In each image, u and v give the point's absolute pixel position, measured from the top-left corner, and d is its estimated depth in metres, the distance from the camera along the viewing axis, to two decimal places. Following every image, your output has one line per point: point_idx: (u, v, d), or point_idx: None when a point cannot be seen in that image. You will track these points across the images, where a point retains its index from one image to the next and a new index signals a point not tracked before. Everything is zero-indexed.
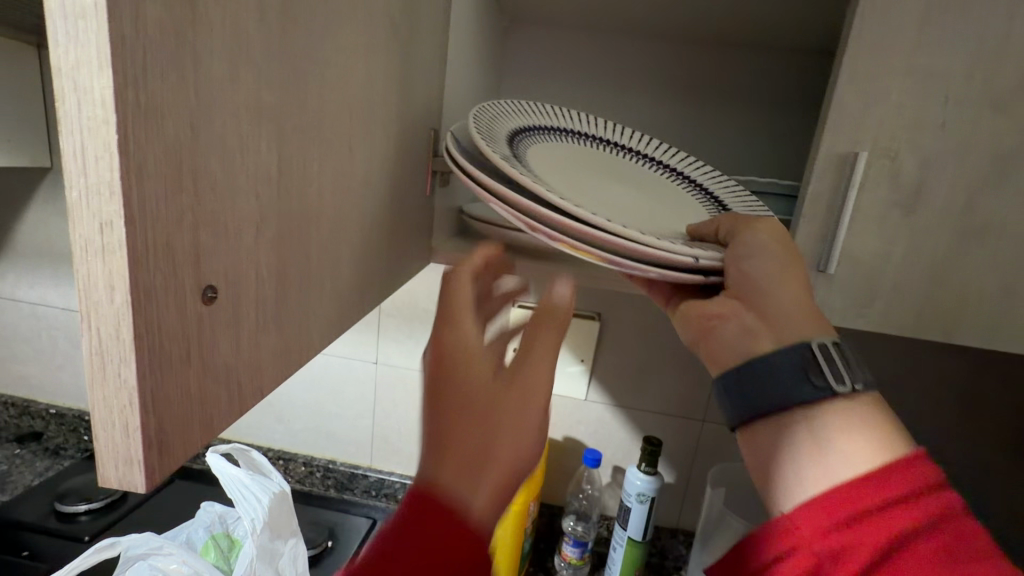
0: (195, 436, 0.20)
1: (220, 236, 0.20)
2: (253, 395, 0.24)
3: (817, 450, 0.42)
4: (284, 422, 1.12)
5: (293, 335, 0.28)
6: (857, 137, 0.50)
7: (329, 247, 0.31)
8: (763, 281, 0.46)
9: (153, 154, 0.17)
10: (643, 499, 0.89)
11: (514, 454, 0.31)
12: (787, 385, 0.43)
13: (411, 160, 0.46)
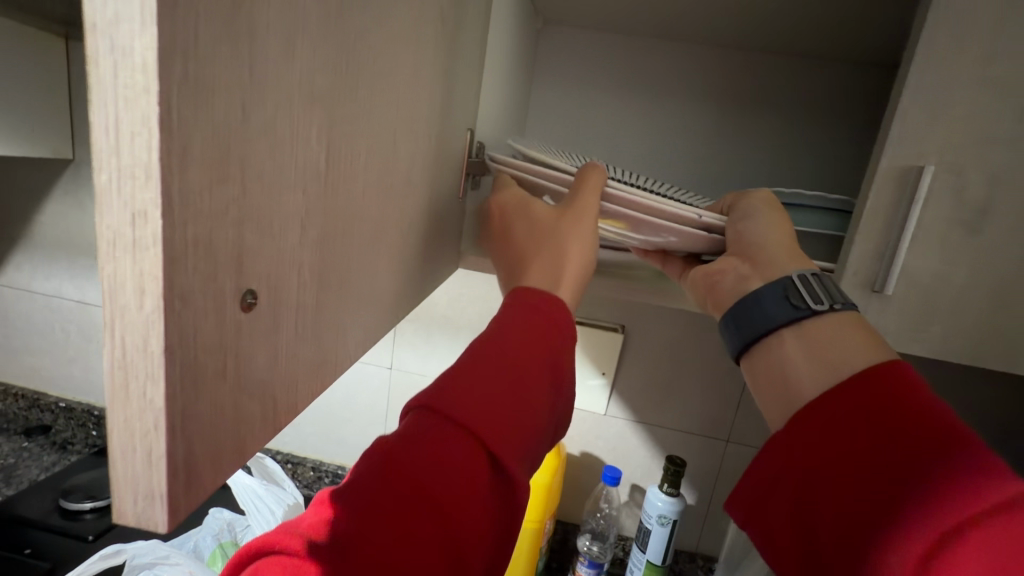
0: (225, 462, 0.17)
1: (264, 235, 0.18)
2: (287, 413, 0.22)
3: (793, 364, 0.40)
4: (294, 425, 1.10)
5: (330, 347, 0.25)
6: (922, 150, 0.47)
7: (370, 251, 0.29)
8: (758, 236, 0.45)
9: (199, 135, 0.14)
10: (664, 521, 0.85)
11: (581, 256, 0.46)
12: (770, 308, 0.42)
13: (448, 161, 0.44)
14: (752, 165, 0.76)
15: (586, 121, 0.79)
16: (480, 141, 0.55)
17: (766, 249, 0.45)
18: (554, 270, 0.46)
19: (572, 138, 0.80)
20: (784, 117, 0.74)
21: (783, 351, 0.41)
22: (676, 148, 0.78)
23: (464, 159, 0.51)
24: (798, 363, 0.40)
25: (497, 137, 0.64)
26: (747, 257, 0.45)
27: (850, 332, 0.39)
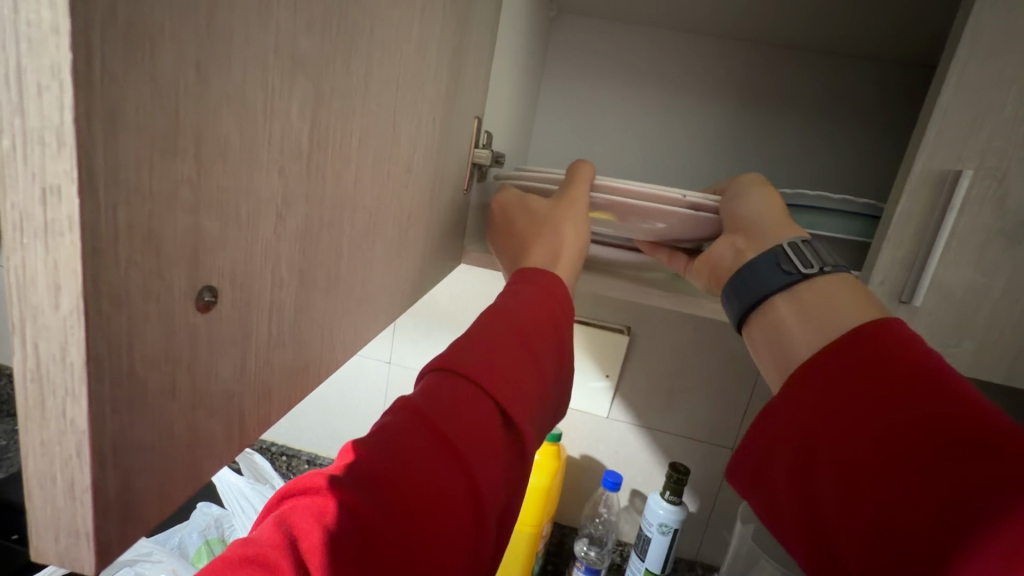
0: (175, 484, 0.16)
1: (232, 225, 0.16)
2: (258, 425, 0.20)
3: (791, 330, 0.38)
4: (289, 417, 1.08)
5: (316, 351, 0.23)
6: (960, 154, 0.44)
7: (364, 245, 0.27)
8: (750, 210, 0.44)
9: (140, 101, 0.12)
10: (665, 530, 0.83)
11: (577, 240, 0.47)
12: (762, 272, 0.40)
13: (453, 151, 0.42)
14: (770, 165, 0.73)
15: (598, 114, 0.77)
16: (488, 131, 0.53)
17: (761, 222, 0.43)
18: (553, 251, 0.47)
19: (583, 133, 0.77)
20: (805, 116, 0.70)
21: (776, 316, 0.40)
22: (691, 146, 0.75)
23: (471, 149, 0.49)
24: (790, 327, 0.38)
25: (505, 128, 0.61)
26: (740, 230, 0.43)
27: (841, 290, 0.38)
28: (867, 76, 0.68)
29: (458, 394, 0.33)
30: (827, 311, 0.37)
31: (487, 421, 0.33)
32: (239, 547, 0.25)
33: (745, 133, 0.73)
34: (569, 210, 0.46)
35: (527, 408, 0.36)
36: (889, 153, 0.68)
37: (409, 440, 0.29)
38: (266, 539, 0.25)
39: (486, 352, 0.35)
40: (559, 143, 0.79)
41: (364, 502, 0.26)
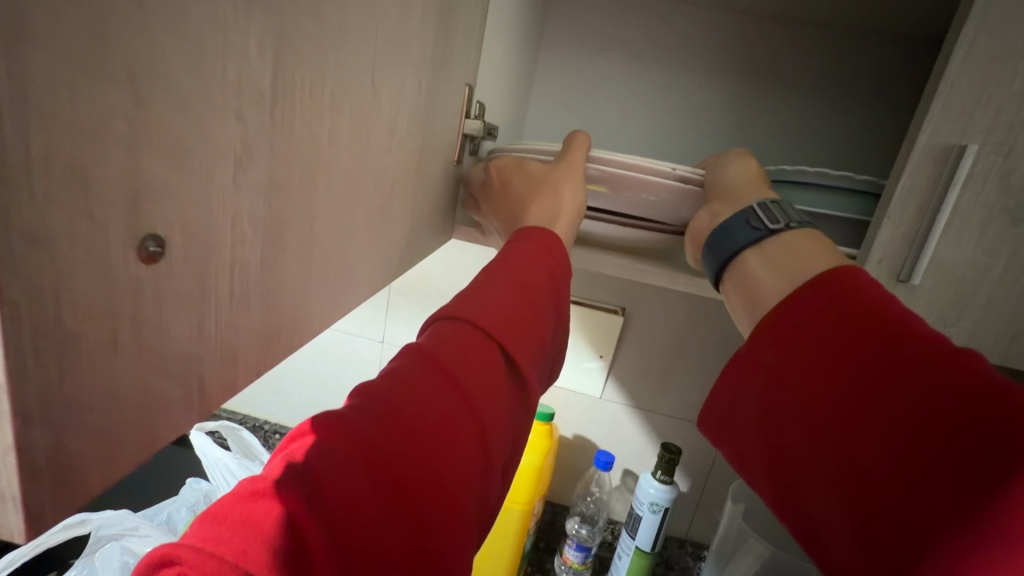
0: (118, 443, 0.16)
1: (182, 177, 0.15)
2: (223, 388, 0.19)
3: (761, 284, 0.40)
4: (282, 395, 1.07)
5: (286, 319, 0.23)
6: (965, 128, 0.42)
7: (342, 212, 0.26)
8: (732, 179, 0.47)
9: (62, 24, 0.11)
10: (656, 509, 0.83)
11: (574, 202, 0.48)
12: (732, 229, 0.43)
13: (442, 120, 0.40)
14: (770, 143, 0.71)
15: (595, 89, 0.75)
16: (480, 102, 0.51)
17: (739, 188, 0.46)
18: (553, 211, 0.48)
19: (580, 108, 0.76)
20: (807, 93, 0.69)
21: (747, 270, 0.42)
22: (690, 123, 0.73)
23: (461, 120, 0.47)
24: (760, 278, 0.40)
25: (499, 101, 0.59)
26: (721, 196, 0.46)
27: (806, 244, 0.40)
28: (873, 50, 0.66)
29: (458, 337, 0.36)
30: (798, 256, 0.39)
31: (485, 362, 0.35)
32: (249, 483, 0.25)
33: (745, 110, 0.71)
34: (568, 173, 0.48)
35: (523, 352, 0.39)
36: (893, 131, 0.67)
37: (413, 378, 0.32)
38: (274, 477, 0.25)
39: (489, 306, 0.39)
40: (555, 118, 0.77)
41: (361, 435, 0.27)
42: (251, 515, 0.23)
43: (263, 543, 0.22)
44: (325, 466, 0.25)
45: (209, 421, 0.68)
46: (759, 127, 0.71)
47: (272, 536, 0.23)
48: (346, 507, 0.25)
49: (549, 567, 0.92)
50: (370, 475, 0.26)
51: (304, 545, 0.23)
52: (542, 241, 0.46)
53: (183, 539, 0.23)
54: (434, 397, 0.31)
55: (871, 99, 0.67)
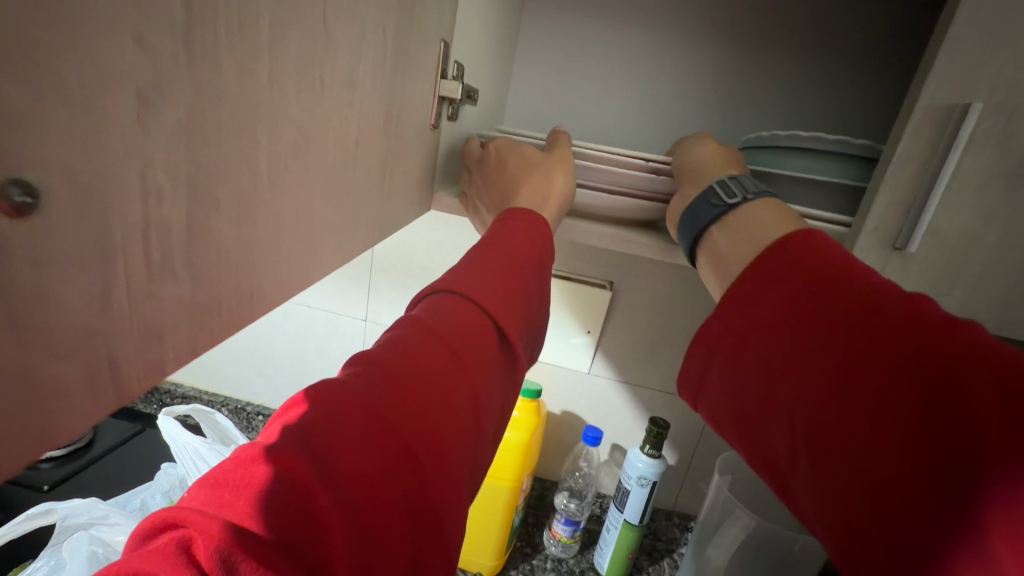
0: (10, 429, 0.14)
1: (55, 119, 0.13)
2: (145, 369, 0.18)
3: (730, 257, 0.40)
4: (265, 375, 1.05)
5: (217, 292, 0.20)
6: (968, 86, 0.40)
7: (286, 174, 0.23)
8: (693, 161, 0.48)
9: None
10: (644, 483, 0.83)
11: (565, 190, 0.48)
12: (697, 207, 0.43)
13: (413, 79, 0.37)
14: (763, 108, 0.68)
15: (582, 52, 0.71)
16: (458, 62, 0.48)
17: (702, 166, 0.47)
18: (543, 197, 0.48)
19: (565, 72, 0.72)
20: (801, 55, 0.66)
21: (714, 246, 0.42)
22: (679, 88, 0.70)
23: (437, 80, 0.43)
24: (724, 251, 0.41)
25: (478, 63, 0.56)
26: (689, 181, 0.47)
27: (764, 211, 0.40)
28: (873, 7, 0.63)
29: (458, 310, 0.35)
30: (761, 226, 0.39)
31: (481, 336, 0.35)
32: (248, 448, 0.23)
33: (737, 73, 0.68)
34: (562, 163, 0.49)
35: (519, 328, 0.38)
36: (889, 95, 0.64)
37: (411, 345, 0.31)
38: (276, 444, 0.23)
39: (483, 280, 0.37)
40: (540, 85, 0.73)
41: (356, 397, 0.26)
42: (250, 477, 0.21)
43: (254, 502, 0.20)
44: (316, 424, 0.24)
45: (178, 406, 0.65)
46: (751, 91, 0.68)
47: (258, 492, 0.21)
48: (344, 467, 0.23)
49: (538, 540, 0.93)
50: (371, 440, 0.24)
51: (297, 499, 0.21)
52: (530, 219, 0.44)
53: (182, 504, 0.21)
54: (432, 368, 0.30)
55: (867, 61, 0.64)
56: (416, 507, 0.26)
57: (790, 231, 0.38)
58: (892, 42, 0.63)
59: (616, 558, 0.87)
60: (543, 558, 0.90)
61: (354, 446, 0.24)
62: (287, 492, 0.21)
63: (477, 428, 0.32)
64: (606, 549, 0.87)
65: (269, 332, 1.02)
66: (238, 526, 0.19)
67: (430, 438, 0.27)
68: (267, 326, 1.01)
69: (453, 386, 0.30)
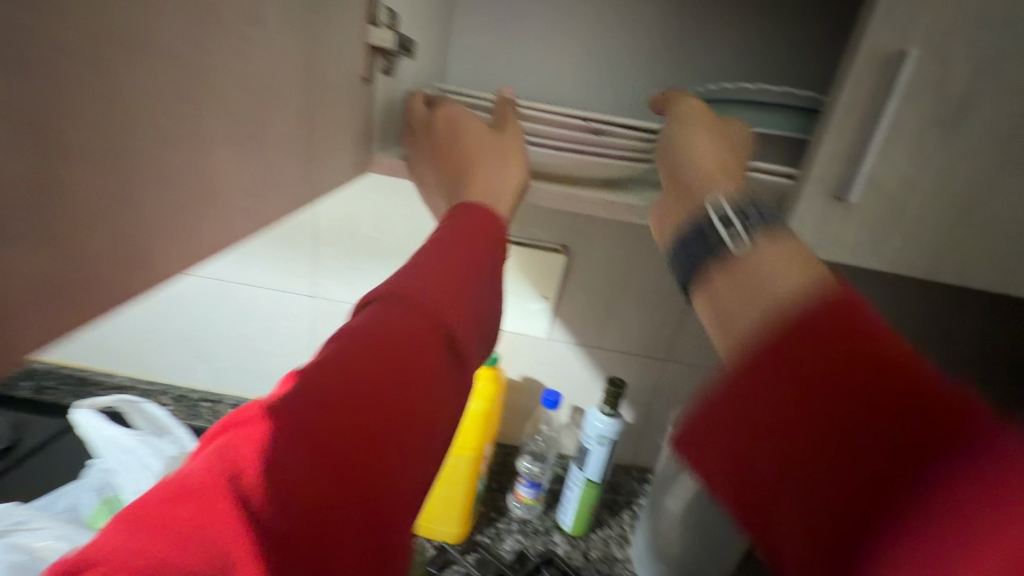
0: None
1: None
2: None
3: (733, 288, 0.35)
4: (207, 361, 0.99)
5: (53, 265, 0.18)
6: (906, 32, 0.40)
7: (138, 126, 0.20)
8: (676, 140, 0.47)
9: None
10: (603, 441, 0.85)
11: (516, 175, 0.48)
12: (699, 254, 0.39)
13: (330, 25, 0.34)
14: (710, 64, 0.68)
15: (526, 5, 0.68)
16: (391, 10, 0.44)
17: (694, 156, 0.45)
18: (498, 181, 0.48)
19: (510, 27, 0.69)
20: (746, 7, 0.65)
21: (711, 284, 0.37)
22: (627, 43, 0.68)
23: (366, 26, 0.40)
24: (723, 290, 0.36)
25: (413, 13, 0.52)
26: (673, 177, 0.46)
27: (781, 252, 0.35)
28: None
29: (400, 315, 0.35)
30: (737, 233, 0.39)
31: (422, 348, 0.34)
32: (174, 482, 0.25)
33: (684, 27, 0.67)
34: (507, 148, 0.49)
35: (468, 324, 0.39)
36: (830, 49, 0.65)
37: (353, 360, 0.31)
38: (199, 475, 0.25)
39: (425, 277, 0.38)
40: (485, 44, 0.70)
41: (297, 418, 0.27)
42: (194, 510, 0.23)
43: (176, 554, 0.22)
44: (251, 458, 0.25)
45: (105, 401, 0.63)
46: (699, 45, 0.67)
47: (201, 535, 0.23)
48: (282, 492, 0.25)
49: (502, 504, 0.94)
50: (310, 473, 0.26)
51: (233, 543, 0.23)
52: (474, 215, 0.45)
53: (99, 540, 0.22)
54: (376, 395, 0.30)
55: (809, 14, 0.64)
56: (368, 508, 0.28)
57: (816, 281, 0.31)
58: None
59: (579, 515, 0.89)
60: (508, 521, 0.91)
61: (288, 472, 0.25)
62: (215, 526, 0.23)
63: (432, 427, 0.34)
64: (569, 507, 0.89)
65: (208, 315, 0.95)
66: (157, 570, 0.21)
67: (381, 458, 0.29)
68: (205, 308, 0.95)
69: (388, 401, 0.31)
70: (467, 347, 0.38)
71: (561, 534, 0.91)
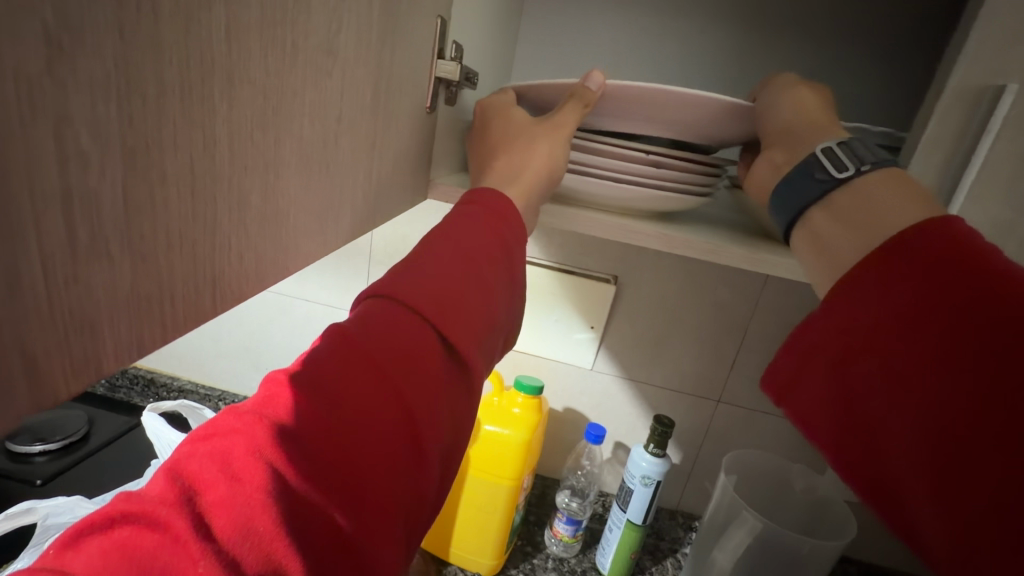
0: (88, 366, 0.17)
1: (138, 139, 0.17)
2: (178, 330, 0.21)
3: (486, 157, 0.54)
4: (261, 369, 1.04)
5: (202, 256, 0.21)
6: (1004, 65, 0.39)
7: (245, 142, 0.22)
8: (489, 142, 0.55)
9: (17, 14, 0.13)
10: (648, 482, 0.81)
11: (533, 167, 0.52)
12: (480, 116, 0.57)
13: (411, 51, 0.36)
14: None
15: (585, 47, 0.75)
16: (457, 43, 0.45)
17: (520, 129, 0.54)
18: (514, 170, 0.52)
19: (570, 70, 0.76)
20: (808, 45, 0.68)
21: (493, 101, 0.56)
22: (686, 81, 0.73)
23: (433, 59, 0.41)
24: (498, 115, 0.55)
25: (478, 64, 0.57)
26: (499, 137, 0.54)
27: (496, 117, 0.55)
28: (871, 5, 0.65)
29: (387, 315, 0.38)
30: (812, 132, 0.45)
31: (426, 349, 0.38)
32: (334, 387, 0.32)
33: (742, 67, 0.71)
34: (525, 146, 0.52)
35: (395, 397, 0.35)
36: (895, 87, 0.66)
37: (358, 375, 0.33)
38: (154, 491, 0.26)
39: (421, 291, 0.40)
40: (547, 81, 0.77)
41: (367, 380, 0.34)
42: (257, 391, 0.32)
43: (258, 490, 0.27)
44: (340, 379, 0.33)
45: (163, 402, 0.70)
46: (750, 80, 0.71)
47: (241, 484, 0.27)
48: (358, 406, 0.32)
49: (539, 539, 0.90)
50: (382, 394, 0.34)
51: (316, 425, 0.30)
52: (497, 213, 0.48)
53: (156, 497, 0.26)
54: (457, 231, 0.46)
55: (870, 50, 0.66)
56: (405, 413, 0.35)
57: (515, 120, 0.55)
58: (894, 35, 0.65)
59: (618, 558, 0.83)
60: (544, 558, 0.87)
61: (367, 390, 0.33)
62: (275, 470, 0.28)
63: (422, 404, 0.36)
64: (609, 549, 0.84)
65: (265, 325, 1.01)
66: (253, 480, 0.27)
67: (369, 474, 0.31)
68: (261, 320, 1.01)
69: (423, 339, 0.38)
70: (471, 360, 0.41)
71: None
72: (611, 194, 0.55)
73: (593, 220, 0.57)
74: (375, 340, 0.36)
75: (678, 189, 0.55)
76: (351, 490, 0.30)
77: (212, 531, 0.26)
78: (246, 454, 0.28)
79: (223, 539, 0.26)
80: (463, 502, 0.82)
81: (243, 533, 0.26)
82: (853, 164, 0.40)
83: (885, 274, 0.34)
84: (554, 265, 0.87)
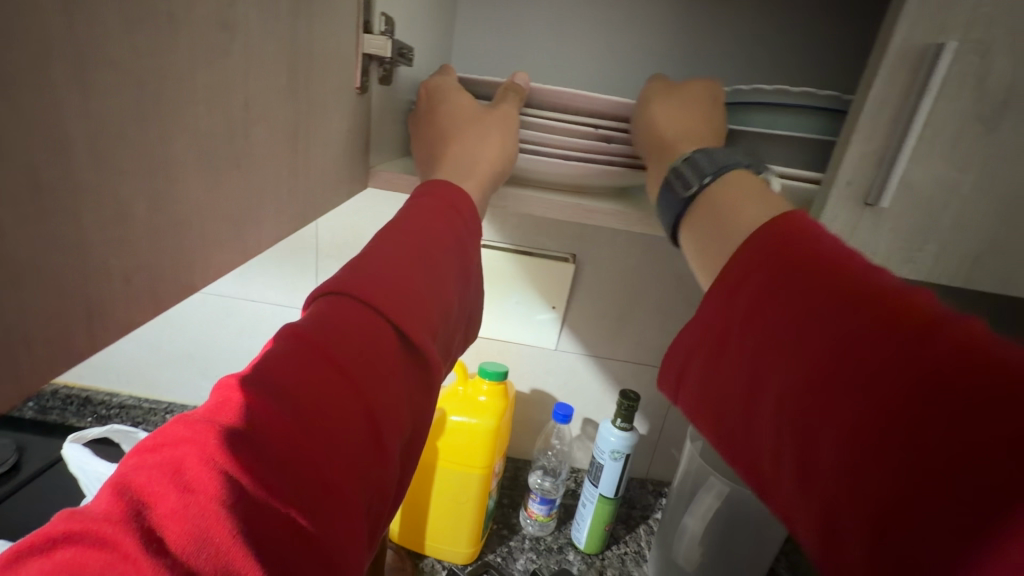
0: None
1: None
2: (38, 375, 0.18)
3: (438, 144, 0.50)
4: (211, 377, 0.98)
5: (61, 284, 0.18)
6: (943, 24, 0.39)
7: (115, 147, 0.19)
8: (439, 128, 0.51)
9: None
10: (617, 456, 0.82)
11: (487, 155, 0.49)
12: (424, 103, 0.53)
13: (333, 24, 0.32)
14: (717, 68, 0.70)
15: (529, 18, 0.71)
16: (386, 14, 0.41)
17: (471, 115, 0.51)
18: (470, 159, 0.48)
19: (515, 43, 0.73)
20: (753, 9, 0.67)
21: (437, 86, 0.53)
22: (634, 50, 0.71)
23: (360, 34, 0.37)
24: (446, 100, 0.52)
25: (414, 38, 0.53)
26: (448, 123, 0.51)
27: (444, 103, 0.52)
28: None
29: (341, 309, 0.35)
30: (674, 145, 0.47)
31: (384, 341, 0.35)
32: (284, 389, 0.29)
33: (688, 34, 0.70)
34: (481, 134, 0.49)
35: (356, 395, 0.32)
36: (838, 49, 0.67)
37: (313, 372, 0.31)
38: (99, 508, 0.23)
39: (374, 284, 0.37)
40: (492, 54, 0.73)
41: (321, 379, 0.31)
42: (209, 399, 0.29)
43: (214, 497, 0.24)
44: (298, 379, 0.30)
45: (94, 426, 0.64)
46: (697, 48, 0.70)
47: (196, 490, 0.24)
48: (315, 409, 0.30)
49: (514, 521, 0.90)
50: (341, 392, 0.31)
51: (272, 426, 0.27)
52: (451, 195, 0.46)
53: (100, 514, 0.22)
54: (411, 221, 0.43)
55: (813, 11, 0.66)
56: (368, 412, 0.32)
57: (464, 106, 0.52)
58: None
59: (593, 532, 0.84)
60: (520, 539, 0.87)
61: (323, 388, 0.31)
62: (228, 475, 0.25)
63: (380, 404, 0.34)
64: (583, 524, 0.85)
65: (210, 331, 0.95)
66: (209, 487, 0.24)
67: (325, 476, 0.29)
68: (205, 325, 0.94)
69: (382, 336, 0.36)
70: (431, 353, 0.39)
71: (574, 552, 0.86)
72: (564, 173, 0.53)
73: (545, 204, 0.54)
74: (328, 337, 0.33)
75: (631, 165, 0.54)
76: (307, 496, 0.27)
77: (164, 546, 0.22)
78: (195, 462, 0.25)
79: (178, 553, 0.22)
80: (436, 496, 0.80)
81: (200, 543, 0.23)
82: (696, 180, 0.42)
83: (773, 261, 0.34)
84: (511, 247, 0.85)
